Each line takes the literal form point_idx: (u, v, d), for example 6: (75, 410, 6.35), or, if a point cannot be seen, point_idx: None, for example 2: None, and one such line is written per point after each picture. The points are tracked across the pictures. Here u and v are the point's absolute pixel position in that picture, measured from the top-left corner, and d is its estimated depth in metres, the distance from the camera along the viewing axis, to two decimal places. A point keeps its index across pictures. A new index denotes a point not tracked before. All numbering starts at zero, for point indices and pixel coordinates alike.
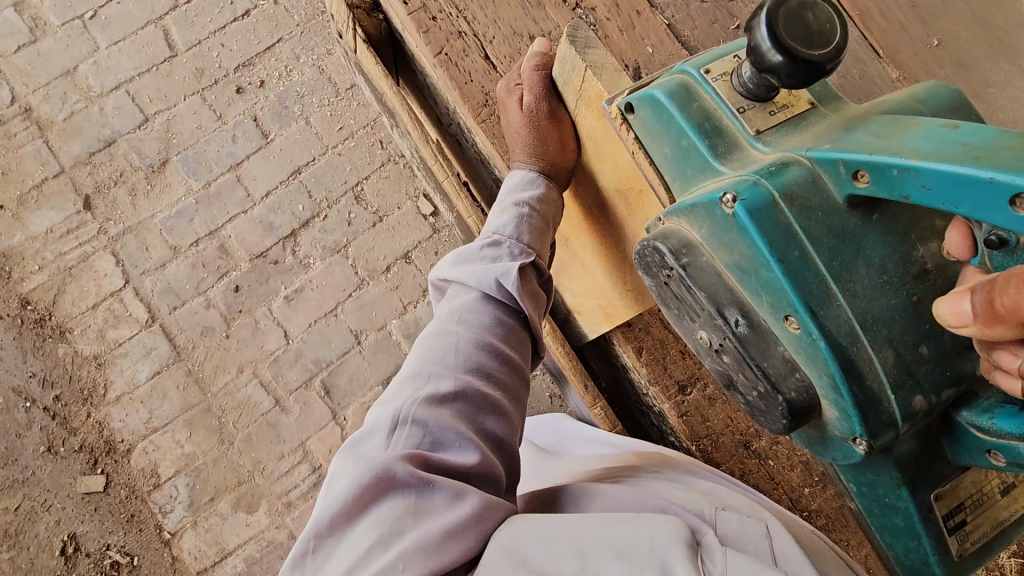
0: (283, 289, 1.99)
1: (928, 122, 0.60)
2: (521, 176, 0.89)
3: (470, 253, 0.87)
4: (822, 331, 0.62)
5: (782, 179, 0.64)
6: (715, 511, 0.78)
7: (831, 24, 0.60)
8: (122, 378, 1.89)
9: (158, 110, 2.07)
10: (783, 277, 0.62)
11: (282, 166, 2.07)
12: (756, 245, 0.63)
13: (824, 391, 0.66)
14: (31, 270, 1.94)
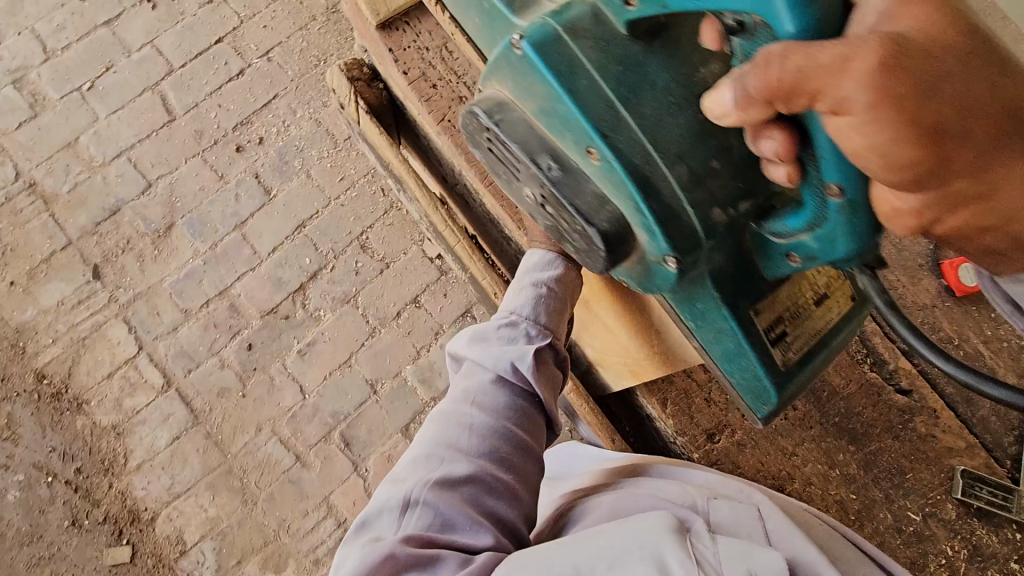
0: (296, 344, 2.00)
1: None
2: (542, 257, 0.90)
3: (485, 334, 0.88)
4: (614, 152, 0.69)
5: (565, 18, 0.72)
6: (705, 500, 0.82)
7: None
8: (142, 445, 1.89)
9: (160, 175, 2.09)
10: (572, 106, 0.70)
11: (286, 221, 2.09)
12: (545, 78, 0.71)
13: (631, 216, 0.72)
14: (45, 343, 1.94)
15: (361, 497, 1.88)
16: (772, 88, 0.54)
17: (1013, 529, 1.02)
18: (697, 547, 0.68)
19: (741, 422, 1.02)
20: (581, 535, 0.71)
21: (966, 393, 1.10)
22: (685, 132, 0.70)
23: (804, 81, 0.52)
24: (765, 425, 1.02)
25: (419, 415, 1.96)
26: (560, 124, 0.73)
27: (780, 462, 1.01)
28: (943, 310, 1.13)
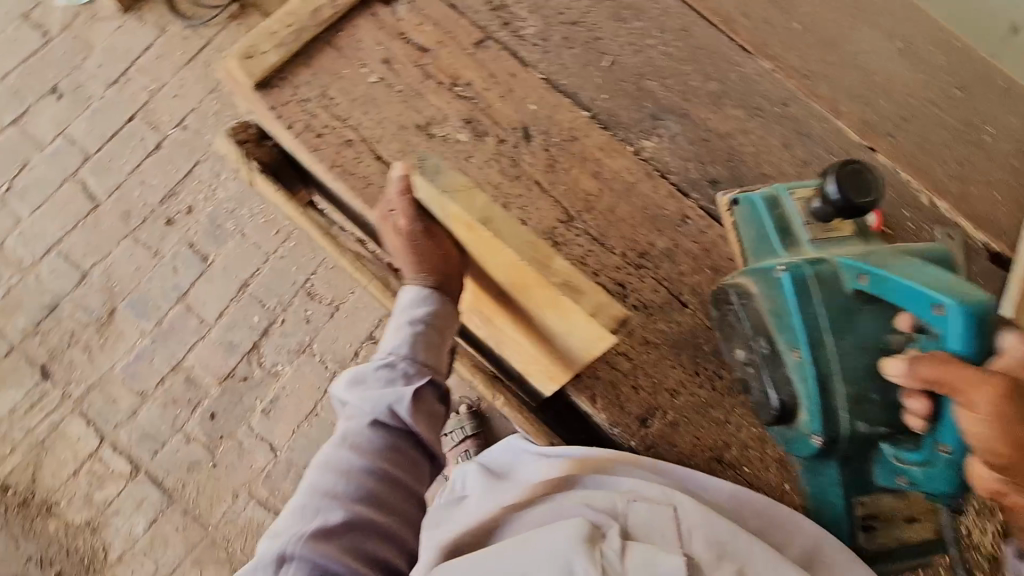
0: (259, 404, 1.99)
1: (906, 261, 0.81)
2: (412, 297, 0.98)
3: (365, 375, 0.95)
4: (814, 362, 0.85)
5: (817, 267, 0.86)
6: (626, 502, 0.95)
7: (873, 178, 0.91)
8: (119, 536, 1.86)
9: (94, 262, 2.08)
10: (800, 322, 0.85)
11: (229, 284, 2.08)
12: (788, 299, 0.87)
13: (804, 397, 0.86)
14: (4, 453, 1.92)
15: None
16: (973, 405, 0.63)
17: None
18: (605, 556, 0.85)
19: (671, 402, 1.05)
20: (510, 551, 0.88)
21: None
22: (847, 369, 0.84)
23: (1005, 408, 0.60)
24: (695, 400, 1.05)
25: None
26: (783, 326, 0.88)
27: (715, 433, 1.04)
28: None
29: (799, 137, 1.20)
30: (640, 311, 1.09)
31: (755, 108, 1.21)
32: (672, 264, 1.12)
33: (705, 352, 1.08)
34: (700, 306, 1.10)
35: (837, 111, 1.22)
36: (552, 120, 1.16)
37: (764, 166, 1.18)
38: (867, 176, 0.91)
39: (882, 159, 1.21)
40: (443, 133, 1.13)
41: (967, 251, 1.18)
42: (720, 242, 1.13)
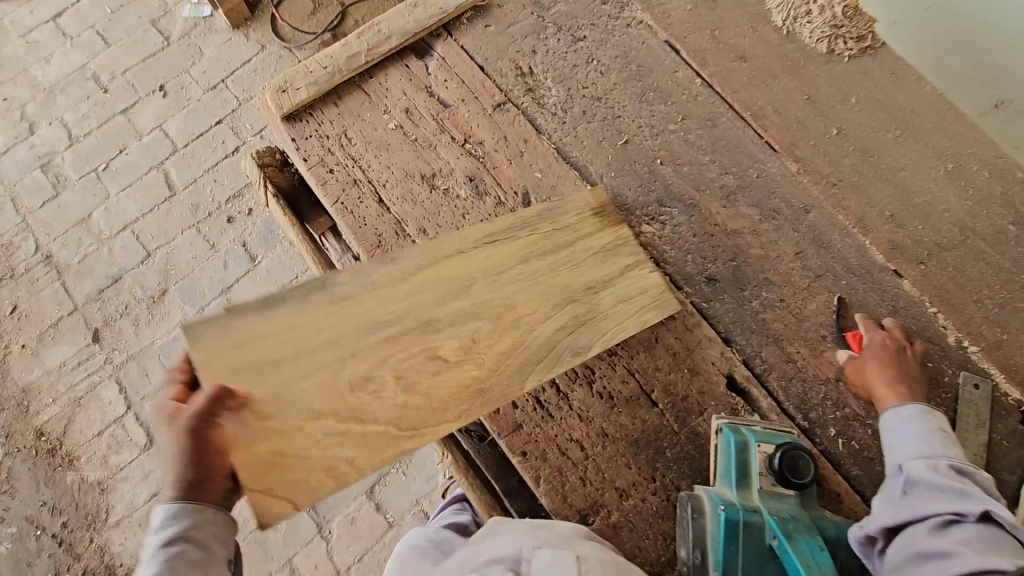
0: None
1: (818, 543, 0.85)
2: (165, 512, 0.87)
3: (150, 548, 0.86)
4: None
5: (746, 515, 0.89)
6: (530, 550, 0.83)
7: (808, 463, 0.90)
8: (122, 502, 2.00)
9: (159, 245, 2.27)
10: (720, 557, 0.88)
11: (268, 286, 2.22)
12: (716, 536, 0.88)
13: None
14: (46, 403, 2.11)
15: (323, 559, 1.91)
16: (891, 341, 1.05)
17: None
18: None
19: (619, 502, 1.00)
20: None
21: (877, 476, 1.02)
22: None
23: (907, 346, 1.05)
24: (645, 507, 0.99)
25: (385, 477, 2.01)
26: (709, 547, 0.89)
27: (659, 547, 0.98)
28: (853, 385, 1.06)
29: (814, 247, 1.14)
30: (605, 400, 1.05)
31: (770, 210, 1.16)
32: (649, 357, 1.07)
33: (665, 458, 1.02)
34: (669, 407, 1.05)
35: (864, 226, 1.15)
36: (553, 190, 1.16)
37: (768, 271, 1.13)
38: (804, 464, 0.90)
39: (908, 286, 1.11)
40: (445, 186, 1.16)
41: (993, 405, 1.05)
42: (705, 343, 1.08)
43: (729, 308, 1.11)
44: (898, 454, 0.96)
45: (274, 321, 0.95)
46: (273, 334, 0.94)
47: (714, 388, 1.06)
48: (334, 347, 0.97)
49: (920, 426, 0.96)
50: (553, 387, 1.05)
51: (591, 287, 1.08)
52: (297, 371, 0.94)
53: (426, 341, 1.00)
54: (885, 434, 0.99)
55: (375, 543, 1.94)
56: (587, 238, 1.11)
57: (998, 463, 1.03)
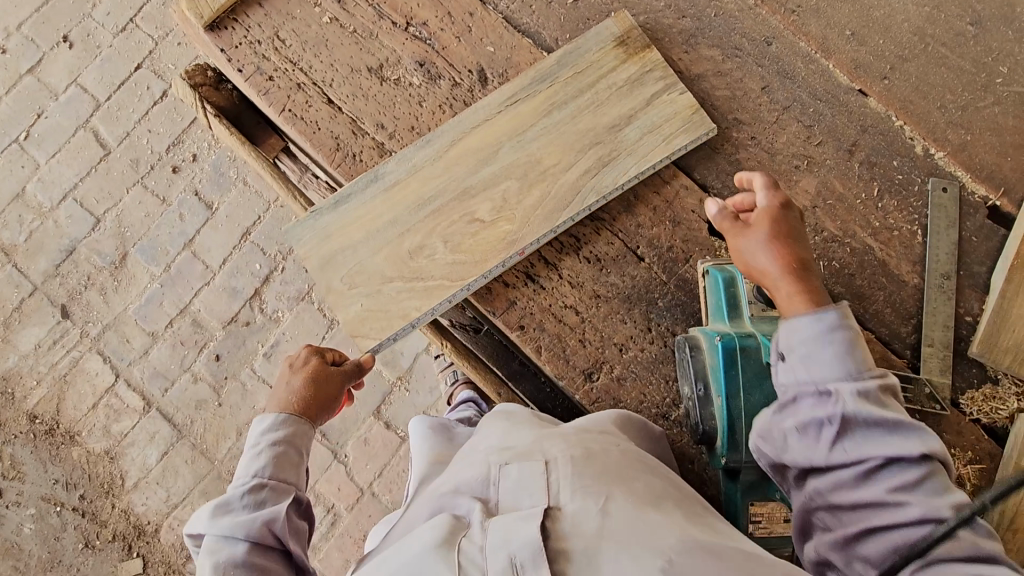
0: (261, 347, 2.07)
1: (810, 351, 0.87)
2: (265, 421, 0.93)
3: (229, 502, 0.85)
4: (730, 416, 0.89)
5: (741, 340, 0.90)
6: (499, 470, 0.74)
7: None
8: (134, 465, 2.01)
9: (106, 208, 2.17)
10: (722, 382, 0.90)
11: (232, 231, 2.15)
12: (717, 365, 0.90)
13: (719, 438, 0.90)
14: (31, 386, 2.07)
15: (345, 481, 1.99)
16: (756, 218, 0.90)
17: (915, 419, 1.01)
18: (467, 554, 0.62)
19: (620, 357, 1.02)
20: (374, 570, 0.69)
21: (858, 290, 1.06)
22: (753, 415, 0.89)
23: (781, 221, 0.89)
24: (644, 356, 1.02)
25: (387, 397, 2.05)
26: (711, 377, 0.91)
27: (663, 391, 1.01)
28: (828, 210, 1.09)
29: (779, 79, 1.13)
30: (592, 263, 1.05)
31: (731, 49, 1.14)
32: (629, 216, 1.07)
33: (659, 308, 1.04)
34: (656, 260, 1.06)
35: (826, 49, 1.14)
36: (509, 62, 1.11)
37: (737, 112, 1.12)
38: None
39: (874, 103, 1.12)
40: (396, 76, 1.10)
41: (962, 205, 1.08)
42: (683, 192, 1.08)
43: (702, 155, 1.10)
44: (820, 372, 0.78)
45: (356, 207, 1.04)
46: (344, 215, 1.04)
47: (696, 235, 1.07)
48: (407, 211, 1.03)
49: (838, 342, 0.78)
50: (540, 260, 1.05)
51: (614, 125, 1.06)
52: (373, 243, 1.02)
53: (464, 207, 1.03)
54: (787, 338, 0.81)
55: (392, 457, 2.00)
56: (610, 74, 1.08)
57: (970, 259, 1.07)
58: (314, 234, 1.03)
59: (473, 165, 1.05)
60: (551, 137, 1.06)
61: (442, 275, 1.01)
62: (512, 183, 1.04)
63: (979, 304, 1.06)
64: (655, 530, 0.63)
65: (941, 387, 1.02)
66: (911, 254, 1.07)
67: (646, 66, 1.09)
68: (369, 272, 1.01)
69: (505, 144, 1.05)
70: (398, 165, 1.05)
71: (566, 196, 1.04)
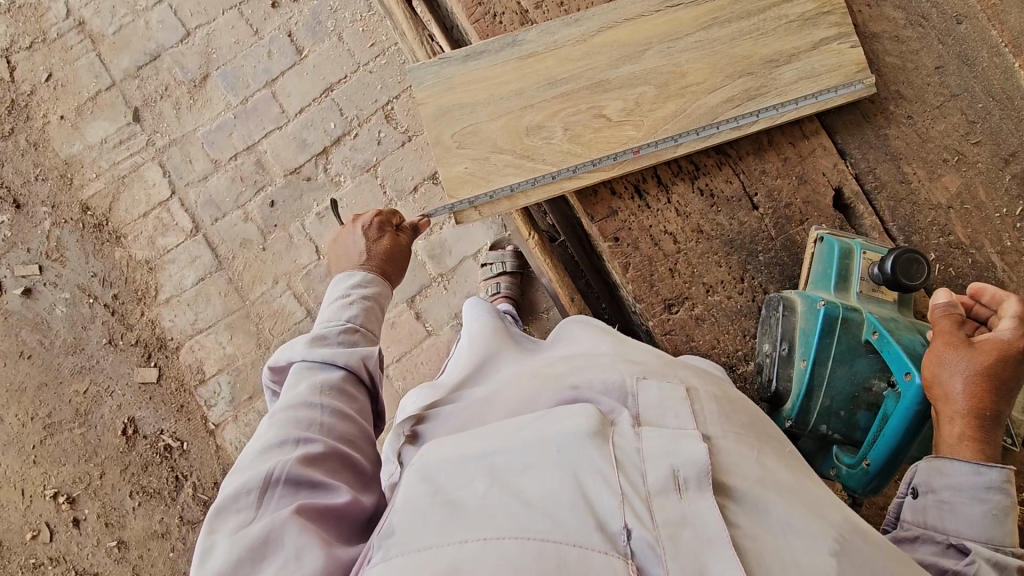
0: (316, 206, 2.05)
1: (917, 337, 0.82)
2: (350, 278, 0.98)
3: (324, 336, 0.88)
4: (812, 381, 0.85)
5: (847, 312, 0.85)
6: (636, 381, 0.68)
7: (919, 268, 0.84)
8: (170, 282, 2.05)
9: (199, 24, 2.12)
10: (815, 345, 0.85)
11: (315, 83, 2.09)
12: (814, 329, 0.86)
13: (791, 400, 0.87)
14: (90, 178, 2.09)
15: None
16: (983, 341, 0.75)
17: None
18: (621, 449, 0.59)
19: (704, 297, 0.98)
20: (493, 430, 0.63)
21: None
22: (836, 390, 0.84)
23: (1006, 360, 0.74)
24: (729, 304, 0.98)
25: (425, 289, 2.04)
26: (802, 339, 0.87)
27: (737, 342, 0.98)
28: (962, 215, 1.02)
29: (957, 63, 1.04)
30: (704, 197, 1.00)
31: (916, 16, 1.05)
32: (757, 159, 1.01)
33: (758, 261, 0.99)
34: (769, 213, 1.00)
35: (1018, 46, 1.05)
36: None
37: (900, 85, 1.04)
38: (916, 267, 0.84)
39: None
40: None
41: None
42: (819, 151, 1.02)
43: (851, 119, 1.03)
44: (955, 525, 0.71)
45: (484, 66, 0.99)
46: (471, 70, 0.99)
47: (819, 200, 1.01)
48: (535, 85, 0.98)
49: (992, 505, 0.70)
50: (653, 177, 1.01)
51: (773, 60, 0.99)
52: (491, 108, 0.98)
53: (594, 99, 0.98)
54: (928, 472, 0.74)
55: (413, 347, 2.02)
56: (784, 5, 1.00)
57: None
58: (435, 80, 0.99)
59: (616, 56, 0.98)
60: (704, 52, 0.99)
61: (552, 162, 0.97)
62: (650, 89, 0.98)
63: None
64: (815, 495, 0.59)
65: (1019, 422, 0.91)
66: None
67: (825, 6, 1.00)
68: (480, 136, 0.98)
69: (654, 45, 0.99)
70: (539, 35, 0.99)
71: (700, 118, 0.98)
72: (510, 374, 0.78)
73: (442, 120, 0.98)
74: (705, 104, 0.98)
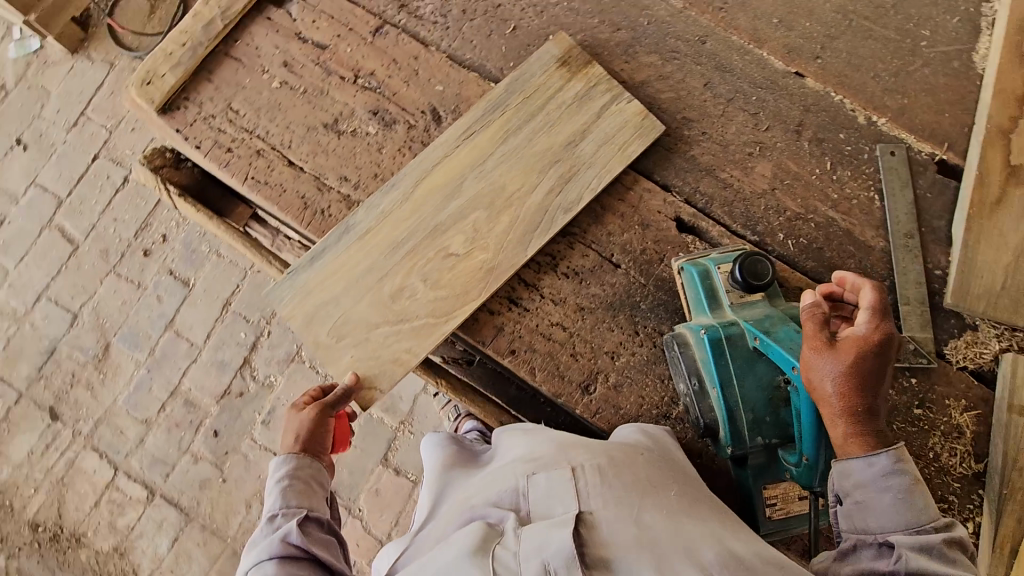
0: (258, 416, 2.03)
1: (791, 326, 0.89)
2: (275, 466, 1.03)
3: (258, 539, 0.95)
4: (728, 403, 0.90)
5: (727, 330, 0.92)
6: (527, 480, 0.77)
7: (763, 265, 0.93)
8: (145, 558, 1.96)
9: (82, 302, 2.15)
10: (715, 371, 0.91)
11: (212, 305, 2.13)
12: (708, 357, 0.92)
13: (721, 427, 0.91)
14: (29, 494, 2.03)
15: (363, 536, 1.95)
16: (847, 340, 0.81)
17: (905, 376, 1.04)
18: (501, 560, 0.66)
19: (612, 364, 1.03)
20: None
21: (830, 262, 1.10)
22: (750, 397, 0.90)
23: (870, 354, 0.80)
24: (636, 360, 1.03)
25: (393, 443, 2.03)
26: (703, 369, 0.93)
27: (659, 390, 1.02)
28: (788, 190, 1.13)
29: (718, 73, 1.18)
30: (571, 278, 1.07)
31: (670, 52, 1.19)
32: (600, 226, 1.10)
33: (642, 311, 1.05)
34: (631, 264, 1.08)
35: (759, 40, 1.21)
36: (459, 97, 1.14)
37: (684, 110, 1.16)
38: (761, 266, 0.93)
39: (811, 83, 1.19)
40: (352, 128, 1.11)
41: (911, 165, 1.15)
42: (647, 195, 1.11)
43: (660, 155, 1.14)
44: (877, 521, 0.78)
45: (330, 261, 1.05)
46: (320, 268, 1.05)
47: (667, 234, 1.09)
48: (382, 256, 1.04)
49: (897, 489, 0.78)
50: (520, 283, 1.07)
51: (570, 141, 1.10)
52: (350, 294, 1.03)
53: (438, 244, 1.05)
54: (841, 482, 0.80)
55: (406, 503, 1.98)
56: (558, 94, 1.12)
57: (927, 215, 1.13)
58: (292, 289, 1.04)
59: (439, 199, 1.07)
60: (510, 162, 1.08)
61: (427, 313, 1.02)
62: (481, 213, 1.06)
63: (945, 257, 1.11)
64: (692, 539, 0.65)
65: (924, 342, 1.04)
66: (873, 219, 1.12)
67: (591, 80, 1.13)
68: (354, 322, 1.02)
69: (468, 175, 1.08)
70: (366, 213, 1.06)
71: (534, 217, 1.06)
72: (445, 511, 0.88)
73: (316, 323, 1.03)
74: (533, 204, 1.06)
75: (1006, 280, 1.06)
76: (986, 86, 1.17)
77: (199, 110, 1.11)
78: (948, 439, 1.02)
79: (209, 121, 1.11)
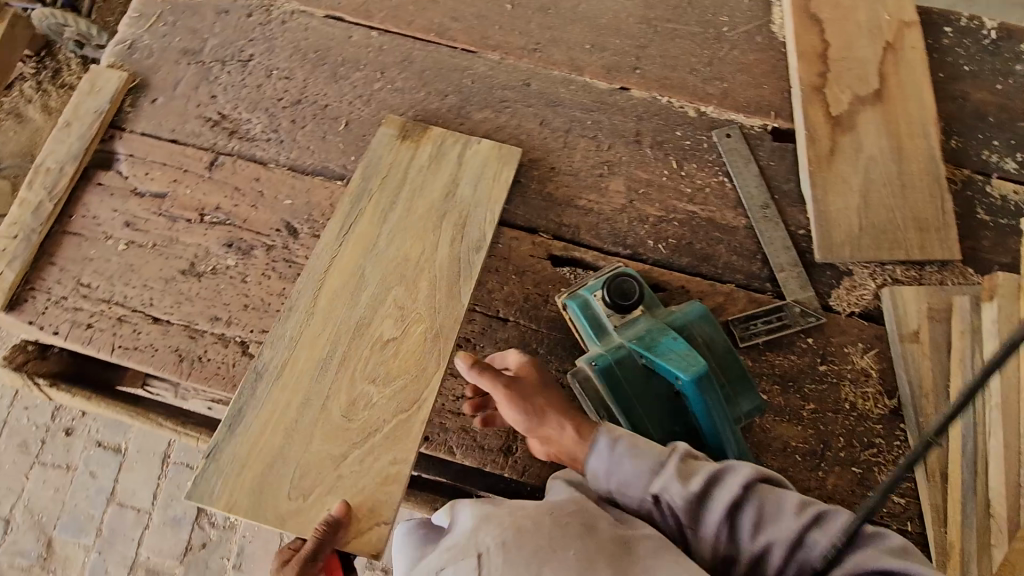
0: (228, 562, 1.93)
1: (670, 337, 0.93)
2: None
3: None
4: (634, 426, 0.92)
5: (614, 356, 0.94)
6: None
7: (630, 284, 0.98)
8: None
9: (11, 505, 2.01)
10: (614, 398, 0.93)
11: (150, 464, 2.03)
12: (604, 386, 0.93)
13: None
14: None
15: None
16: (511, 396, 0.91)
17: (804, 338, 1.08)
18: None
19: None
20: None
21: (702, 253, 1.14)
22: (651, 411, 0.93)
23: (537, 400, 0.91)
24: None
25: None
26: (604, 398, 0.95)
27: None
28: (645, 198, 1.17)
29: (550, 109, 1.23)
30: (465, 346, 1.07)
31: (500, 102, 1.23)
32: (479, 286, 1.10)
33: (542, 355, 1.06)
34: (519, 314, 1.09)
35: (578, 67, 1.26)
36: (309, 204, 1.14)
37: (528, 152, 1.20)
38: (627, 286, 0.98)
39: (637, 93, 1.25)
40: (210, 267, 1.10)
41: (748, 140, 1.22)
42: (515, 243, 1.13)
43: (518, 201, 1.17)
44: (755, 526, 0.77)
45: (255, 416, 0.93)
46: (249, 428, 0.92)
47: (545, 274, 1.11)
48: (309, 382, 0.96)
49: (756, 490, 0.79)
50: None
51: (440, 200, 1.10)
52: (294, 437, 0.92)
53: (365, 341, 0.99)
54: (603, 484, 0.84)
55: None
56: (411, 165, 1.13)
57: (775, 183, 1.19)
58: (229, 462, 0.90)
59: (343, 300, 1.02)
60: (401, 234, 1.07)
61: (391, 415, 0.94)
62: (397, 289, 1.03)
63: (803, 216, 1.17)
64: None
65: (807, 302, 1.09)
66: (729, 202, 1.17)
67: (437, 141, 1.15)
68: (314, 463, 0.90)
69: (363, 267, 1.04)
70: (275, 346, 0.98)
71: (451, 271, 1.04)
72: None
73: (271, 483, 0.89)
74: (441, 269, 1.04)
75: (860, 222, 1.13)
76: (790, 52, 1.25)
77: (48, 295, 1.08)
78: (857, 385, 1.06)
79: (63, 302, 1.07)
